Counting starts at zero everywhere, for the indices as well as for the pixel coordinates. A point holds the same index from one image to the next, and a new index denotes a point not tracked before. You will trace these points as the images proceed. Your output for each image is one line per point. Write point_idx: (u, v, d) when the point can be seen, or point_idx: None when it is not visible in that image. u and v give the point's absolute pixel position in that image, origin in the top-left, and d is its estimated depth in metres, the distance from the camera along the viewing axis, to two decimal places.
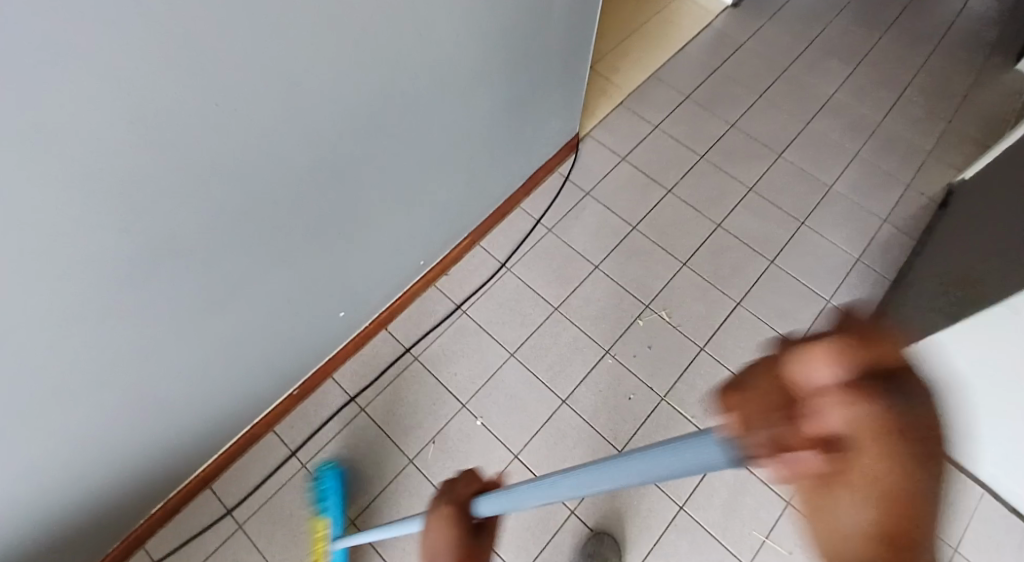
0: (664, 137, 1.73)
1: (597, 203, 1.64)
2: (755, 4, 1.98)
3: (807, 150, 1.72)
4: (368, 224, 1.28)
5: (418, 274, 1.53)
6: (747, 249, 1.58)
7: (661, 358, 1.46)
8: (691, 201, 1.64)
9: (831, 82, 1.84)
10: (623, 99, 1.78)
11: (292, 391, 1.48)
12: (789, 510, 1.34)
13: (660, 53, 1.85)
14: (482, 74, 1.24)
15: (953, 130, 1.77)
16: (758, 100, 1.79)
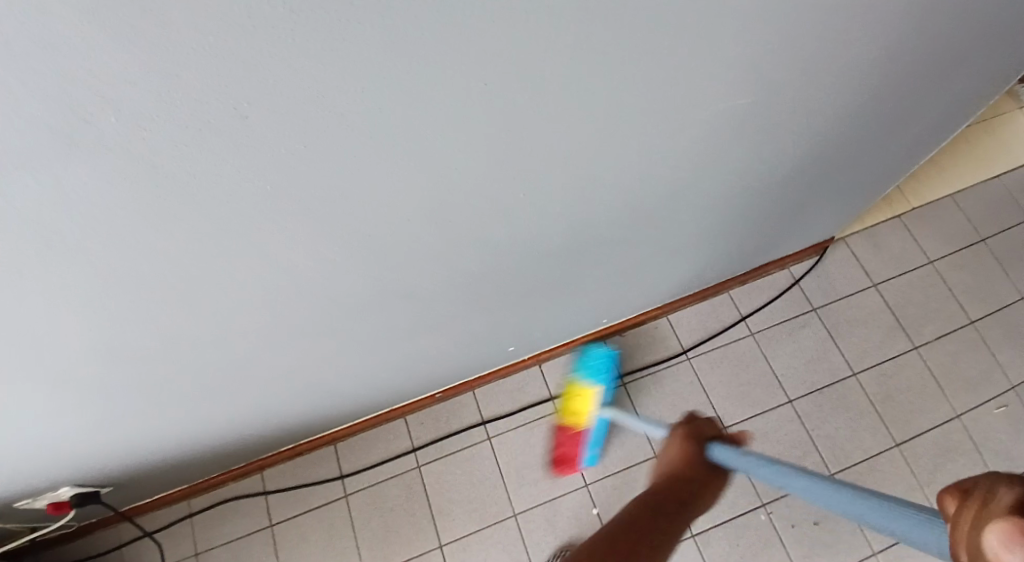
0: (935, 279, 1.42)
1: (823, 326, 1.40)
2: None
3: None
4: (579, 285, 1.15)
5: (594, 327, 1.39)
6: (980, 458, 1.30)
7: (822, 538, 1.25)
8: (935, 372, 1.36)
9: None
10: (904, 212, 1.48)
11: (434, 393, 1.37)
12: None
13: (971, 173, 1.52)
14: (775, 167, 1.03)
15: None
16: None
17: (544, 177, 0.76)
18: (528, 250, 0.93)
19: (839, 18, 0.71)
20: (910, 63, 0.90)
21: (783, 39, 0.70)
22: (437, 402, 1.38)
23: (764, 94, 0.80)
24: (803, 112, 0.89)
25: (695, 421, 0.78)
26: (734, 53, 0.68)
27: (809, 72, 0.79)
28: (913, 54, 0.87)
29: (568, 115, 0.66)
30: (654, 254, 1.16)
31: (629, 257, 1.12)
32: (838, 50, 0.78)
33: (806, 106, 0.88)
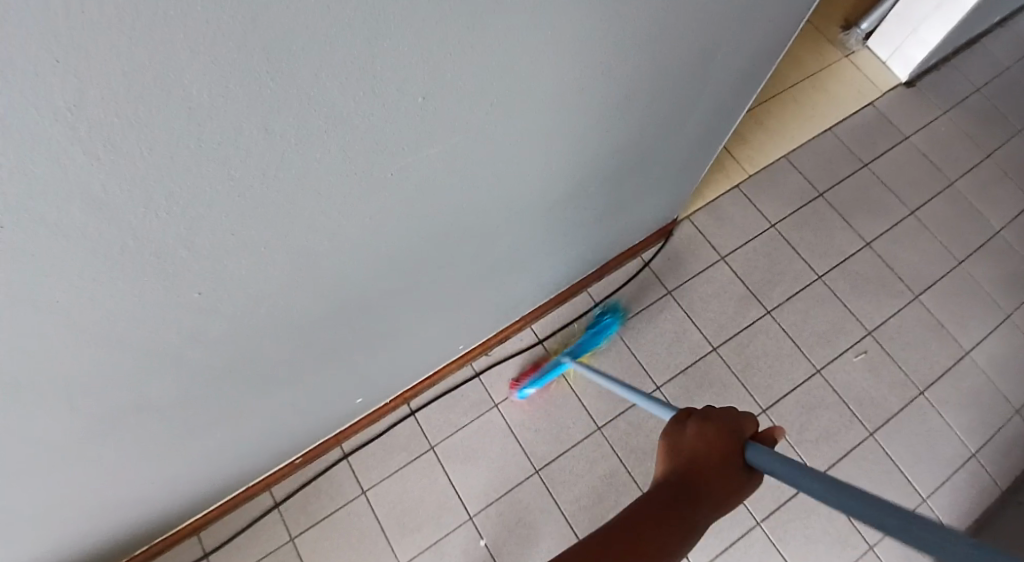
0: (778, 241, 1.44)
1: (680, 306, 1.40)
2: (934, 91, 1.63)
3: (953, 300, 1.41)
4: (413, 331, 1.09)
5: (454, 355, 1.32)
6: (845, 410, 1.32)
7: (706, 520, 1.21)
8: (793, 334, 1.37)
9: (1004, 213, 1.50)
10: (742, 180, 1.50)
11: (293, 459, 1.26)
12: None
13: (803, 129, 1.55)
14: (577, 179, 0.99)
15: None
16: (908, 217, 1.48)
17: (280, 253, 0.69)
18: (311, 318, 0.86)
19: (569, 46, 0.68)
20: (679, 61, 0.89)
21: (512, 78, 0.67)
22: (298, 467, 1.28)
23: (523, 126, 0.76)
24: (577, 128, 0.86)
25: (719, 412, 0.68)
26: (463, 106, 0.65)
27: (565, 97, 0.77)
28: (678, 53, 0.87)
29: (270, 199, 0.60)
30: (485, 281, 1.10)
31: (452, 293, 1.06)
32: (588, 70, 0.75)
33: (582, 123, 0.85)
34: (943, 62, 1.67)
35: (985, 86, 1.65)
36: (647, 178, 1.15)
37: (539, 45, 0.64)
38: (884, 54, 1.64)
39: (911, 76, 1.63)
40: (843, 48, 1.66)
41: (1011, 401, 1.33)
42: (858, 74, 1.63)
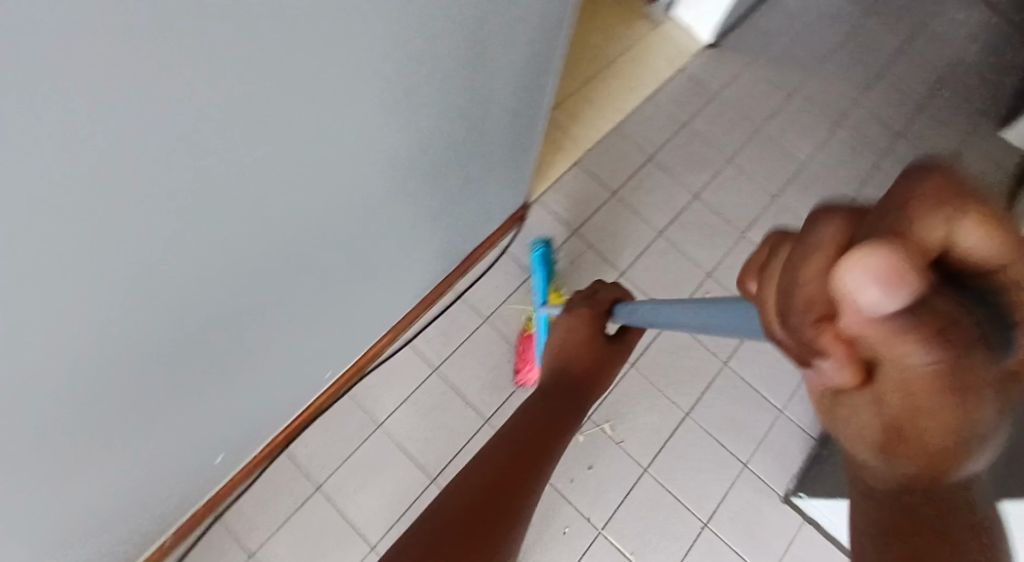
0: (618, 207, 1.51)
1: (542, 286, 1.43)
2: (733, 44, 1.78)
3: (779, 229, 1.53)
4: (273, 367, 1.01)
5: (325, 385, 1.26)
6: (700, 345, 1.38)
7: (598, 479, 1.23)
8: (648, 291, 1.44)
9: (809, 144, 1.66)
10: (579, 157, 1.55)
11: (161, 543, 1.15)
12: None
13: (625, 100, 1.63)
14: (414, 174, 0.97)
15: None
16: (726, 166, 1.59)
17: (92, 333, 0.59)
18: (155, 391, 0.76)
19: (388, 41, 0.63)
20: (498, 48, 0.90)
21: (338, 98, 0.62)
22: (169, 549, 1.16)
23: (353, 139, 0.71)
24: (407, 123, 0.81)
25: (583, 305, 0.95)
26: (281, 122, 0.58)
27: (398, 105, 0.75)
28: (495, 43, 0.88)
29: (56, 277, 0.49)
30: (341, 300, 1.05)
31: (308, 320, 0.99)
32: (415, 76, 0.74)
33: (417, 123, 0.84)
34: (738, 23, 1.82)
35: (779, 37, 1.81)
36: (479, 164, 1.17)
37: (357, 43, 0.58)
38: (686, 22, 1.76)
39: (713, 38, 1.76)
40: (650, 22, 1.76)
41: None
42: (667, 43, 1.74)
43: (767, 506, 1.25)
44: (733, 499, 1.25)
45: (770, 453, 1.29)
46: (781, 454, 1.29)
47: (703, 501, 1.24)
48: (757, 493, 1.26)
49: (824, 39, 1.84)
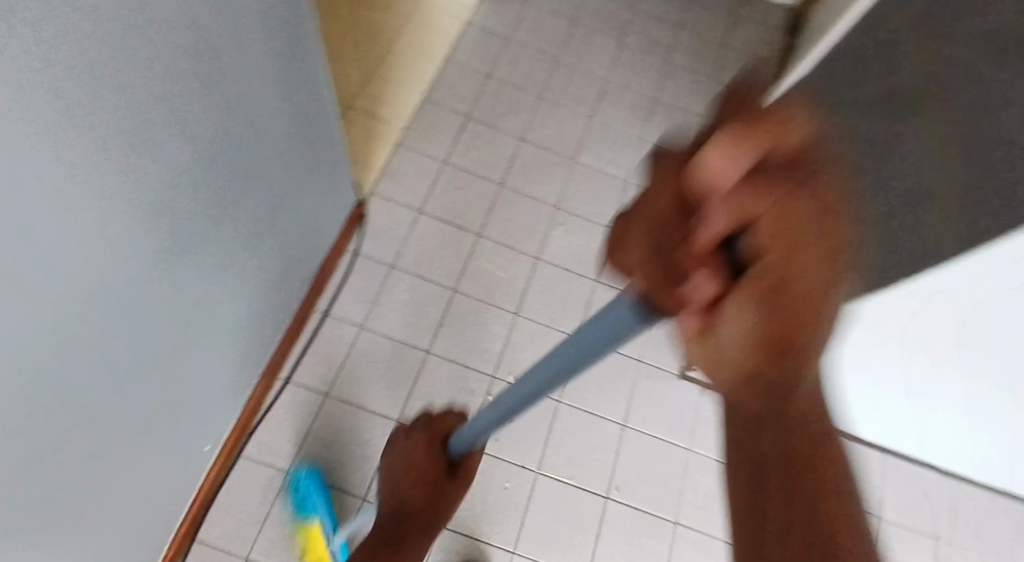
0: (452, 171, 1.45)
1: (406, 273, 1.38)
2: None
3: (613, 138, 1.49)
4: (142, 472, 0.88)
5: (208, 460, 1.15)
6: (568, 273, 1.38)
7: (521, 429, 1.24)
8: (506, 240, 1.40)
9: (614, 33, 1.61)
10: (397, 137, 1.47)
11: None
12: (680, 531, 1.21)
13: (422, 69, 1.53)
14: (226, 206, 0.81)
15: (731, 47, 1.63)
16: (539, 101, 1.52)
17: None
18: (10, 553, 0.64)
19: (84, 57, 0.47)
20: (265, 48, 0.76)
21: (55, 152, 0.48)
22: None
23: (114, 188, 0.57)
24: (186, 151, 0.66)
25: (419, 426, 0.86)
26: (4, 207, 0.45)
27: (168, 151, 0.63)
28: (260, 42, 0.74)
29: None
30: (195, 369, 0.93)
31: (162, 404, 0.86)
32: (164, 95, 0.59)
33: (211, 164, 0.72)
34: None
35: None
36: (293, 178, 1.01)
37: (39, 83, 0.44)
38: None
39: None
40: None
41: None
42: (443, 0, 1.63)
43: (672, 387, 1.31)
44: (641, 394, 1.30)
45: (659, 341, 1.34)
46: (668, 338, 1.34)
47: (618, 405, 1.28)
48: (658, 381, 1.31)
49: None
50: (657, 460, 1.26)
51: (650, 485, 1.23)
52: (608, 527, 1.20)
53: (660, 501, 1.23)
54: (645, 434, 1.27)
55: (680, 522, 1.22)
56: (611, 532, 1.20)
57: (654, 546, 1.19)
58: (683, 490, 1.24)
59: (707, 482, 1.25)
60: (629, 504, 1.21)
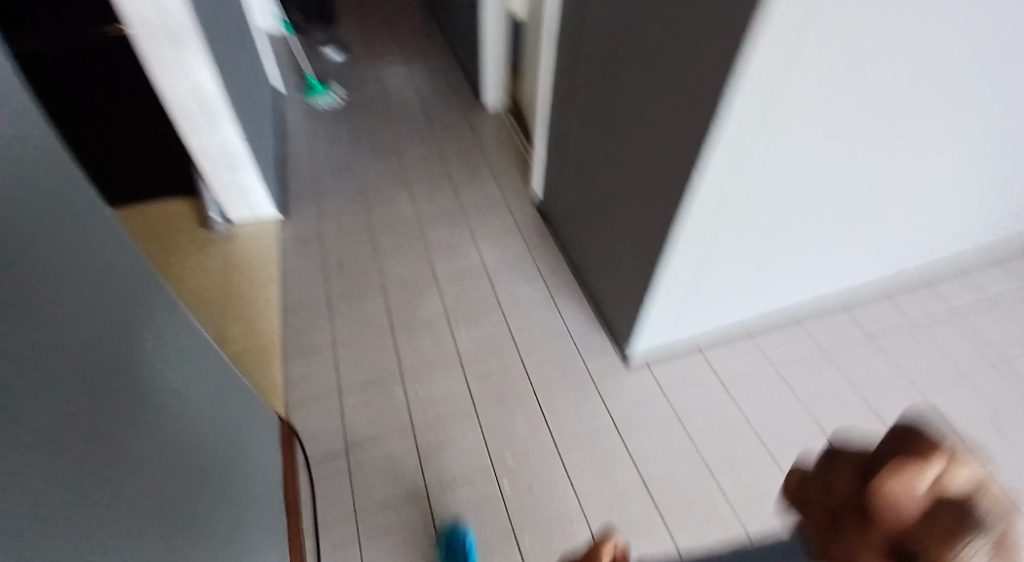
0: (347, 348, 1.52)
1: (365, 445, 1.36)
2: (293, 179, 1.90)
3: (451, 247, 1.73)
4: None
5: None
6: (491, 358, 1.50)
7: (546, 488, 1.30)
8: (425, 368, 1.49)
9: (401, 186, 1.88)
10: (283, 357, 1.51)
11: None
12: (710, 466, 1.33)
13: (268, 297, 1.62)
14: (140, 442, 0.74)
15: (490, 149, 1.99)
16: (377, 260, 1.70)
17: None
18: None
19: None
20: (107, 274, 0.72)
21: None
22: None
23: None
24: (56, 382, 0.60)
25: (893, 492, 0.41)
26: None
27: (42, 385, 0.58)
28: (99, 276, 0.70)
29: None
30: None
31: None
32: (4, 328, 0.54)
33: (104, 394, 0.67)
34: (285, 174, 1.91)
35: (317, 153, 1.97)
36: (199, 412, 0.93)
37: None
38: (249, 216, 1.78)
39: (279, 209, 1.80)
40: (224, 239, 1.75)
41: (532, 239, 1.74)
42: (251, 241, 1.75)
43: (624, 375, 1.47)
44: (609, 398, 1.43)
45: (592, 354, 1.50)
46: (595, 347, 1.51)
47: (601, 415, 1.40)
48: (611, 381, 1.46)
49: (338, 125, 2.07)
50: (652, 430, 1.38)
51: (664, 451, 1.35)
52: (658, 502, 1.28)
53: (680, 457, 1.34)
54: (635, 420, 1.39)
55: (705, 459, 1.34)
56: (664, 505, 1.28)
57: (700, 489, 1.30)
58: (690, 438, 1.37)
59: (701, 419, 1.40)
60: (664, 477, 1.31)
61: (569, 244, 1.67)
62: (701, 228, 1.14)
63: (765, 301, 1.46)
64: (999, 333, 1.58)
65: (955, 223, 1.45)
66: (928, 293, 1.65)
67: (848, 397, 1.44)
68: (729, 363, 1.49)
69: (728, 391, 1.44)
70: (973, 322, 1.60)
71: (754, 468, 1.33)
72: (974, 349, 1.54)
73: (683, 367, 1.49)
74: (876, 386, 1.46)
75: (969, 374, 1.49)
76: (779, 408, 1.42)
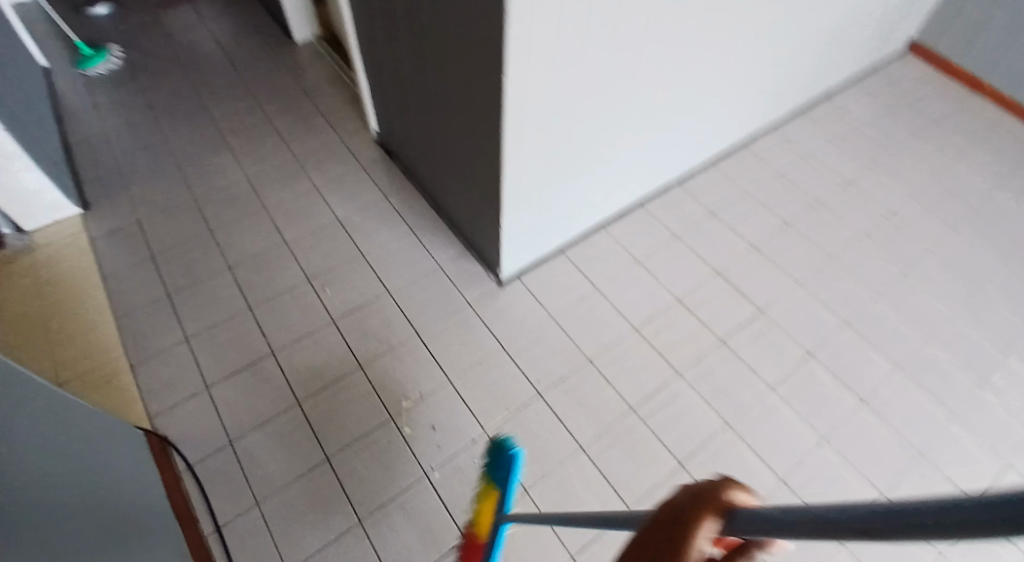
0: (202, 336, 1.36)
1: (247, 431, 1.25)
2: (90, 166, 1.65)
3: (296, 205, 1.56)
4: None
5: None
6: (363, 306, 1.40)
7: (448, 421, 1.27)
8: (294, 333, 1.35)
9: (221, 149, 1.68)
10: (130, 364, 1.34)
11: None
12: (594, 361, 1.37)
13: (94, 304, 1.42)
14: None
15: (310, 89, 1.83)
16: (212, 232, 1.52)
17: None
18: None
19: None
20: None
21: None
22: None
23: None
24: None
25: None
26: None
27: None
28: None
29: None
30: None
31: None
32: None
33: None
34: (78, 163, 1.65)
35: (111, 133, 1.72)
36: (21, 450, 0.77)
37: None
38: (46, 221, 1.53)
39: (80, 205, 1.56)
40: (22, 253, 1.50)
41: (381, 178, 1.63)
42: (55, 247, 1.51)
43: (499, 295, 1.45)
44: (489, 319, 1.41)
45: (464, 281, 1.46)
46: (466, 273, 1.48)
47: (487, 340, 1.38)
48: (488, 304, 1.43)
49: (130, 97, 1.81)
50: (534, 341, 1.39)
51: (551, 357, 1.37)
52: (555, 408, 1.30)
53: (566, 359, 1.37)
54: (520, 337, 1.39)
55: (590, 356, 1.38)
56: (561, 409, 1.30)
57: (591, 385, 1.34)
58: (571, 340, 1.40)
59: (578, 320, 1.43)
60: (555, 382, 1.33)
61: (418, 174, 1.59)
62: (529, 131, 1.14)
63: (606, 193, 1.51)
64: (810, 183, 1.75)
65: (746, 92, 1.59)
66: (746, 158, 1.80)
67: (698, 267, 1.54)
68: (589, 259, 1.54)
69: (597, 288, 1.49)
70: (787, 176, 1.76)
71: (633, 353, 1.39)
72: (796, 200, 1.70)
73: (551, 274, 1.50)
74: (719, 252, 1.57)
75: (795, 223, 1.65)
76: (644, 292, 1.49)
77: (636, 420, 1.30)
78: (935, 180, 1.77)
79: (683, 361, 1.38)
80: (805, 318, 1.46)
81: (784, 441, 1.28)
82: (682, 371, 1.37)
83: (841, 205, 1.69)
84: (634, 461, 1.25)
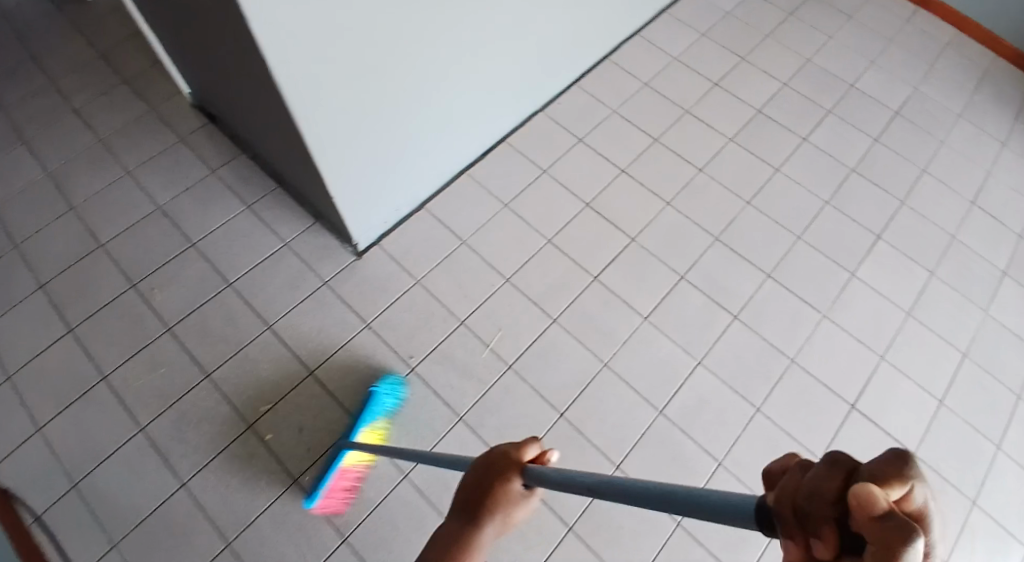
0: (25, 368, 1.21)
1: (88, 470, 1.12)
2: None
3: (112, 199, 1.38)
4: None
5: None
6: (205, 305, 1.27)
7: (314, 417, 1.18)
8: (130, 350, 1.22)
9: (16, 147, 1.45)
10: None
11: None
12: (467, 323, 1.30)
13: None
14: None
15: (115, 59, 1.59)
16: (15, 249, 1.33)
17: None
18: None
19: None
20: None
21: None
22: None
23: None
24: None
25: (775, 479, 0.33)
26: None
27: None
28: None
29: None
30: None
31: None
32: None
33: None
34: None
35: None
36: None
37: None
38: None
39: None
40: None
41: (209, 152, 1.45)
42: None
43: (358, 267, 1.34)
44: (349, 295, 1.30)
45: (317, 257, 1.34)
46: (318, 249, 1.35)
47: (347, 318, 1.28)
48: (346, 279, 1.32)
49: None
50: (402, 312, 1.30)
51: (420, 327, 1.28)
52: (430, 381, 1.23)
53: (436, 326, 1.29)
54: (384, 309, 1.29)
55: (461, 320, 1.30)
56: (436, 380, 1.23)
57: (466, 349, 1.26)
58: (441, 305, 1.31)
59: (445, 281, 1.34)
60: (426, 354, 1.26)
61: (249, 143, 1.41)
62: (311, 88, 1.02)
63: (456, 139, 1.41)
64: (678, 90, 1.66)
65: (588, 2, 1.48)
66: (611, 71, 1.69)
67: (567, 201, 1.46)
68: (452, 210, 1.43)
69: (464, 242, 1.39)
70: (654, 85, 1.67)
71: (507, 307, 1.32)
72: (664, 111, 1.61)
73: (413, 234, 1.39)
74: (589, 182, 1.49)
75: (664, 138, 1.57)
76: (514, 238, 1.40)
77: (517, 378, 1.24)
78: (799, 70, 1.72)
79: (555, 305, 1.33)
80: (676, 239, 1.41)
81: (661, 371, 1.26)
82: (556, 315, 1.31)
83: (708, 110, 1.62)
84: (517, 420, 1.20)
